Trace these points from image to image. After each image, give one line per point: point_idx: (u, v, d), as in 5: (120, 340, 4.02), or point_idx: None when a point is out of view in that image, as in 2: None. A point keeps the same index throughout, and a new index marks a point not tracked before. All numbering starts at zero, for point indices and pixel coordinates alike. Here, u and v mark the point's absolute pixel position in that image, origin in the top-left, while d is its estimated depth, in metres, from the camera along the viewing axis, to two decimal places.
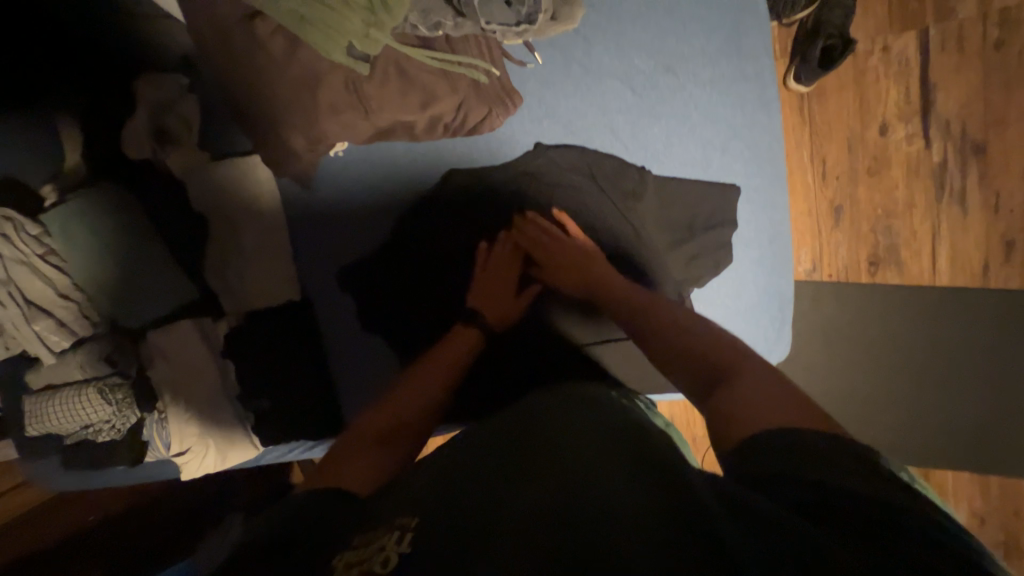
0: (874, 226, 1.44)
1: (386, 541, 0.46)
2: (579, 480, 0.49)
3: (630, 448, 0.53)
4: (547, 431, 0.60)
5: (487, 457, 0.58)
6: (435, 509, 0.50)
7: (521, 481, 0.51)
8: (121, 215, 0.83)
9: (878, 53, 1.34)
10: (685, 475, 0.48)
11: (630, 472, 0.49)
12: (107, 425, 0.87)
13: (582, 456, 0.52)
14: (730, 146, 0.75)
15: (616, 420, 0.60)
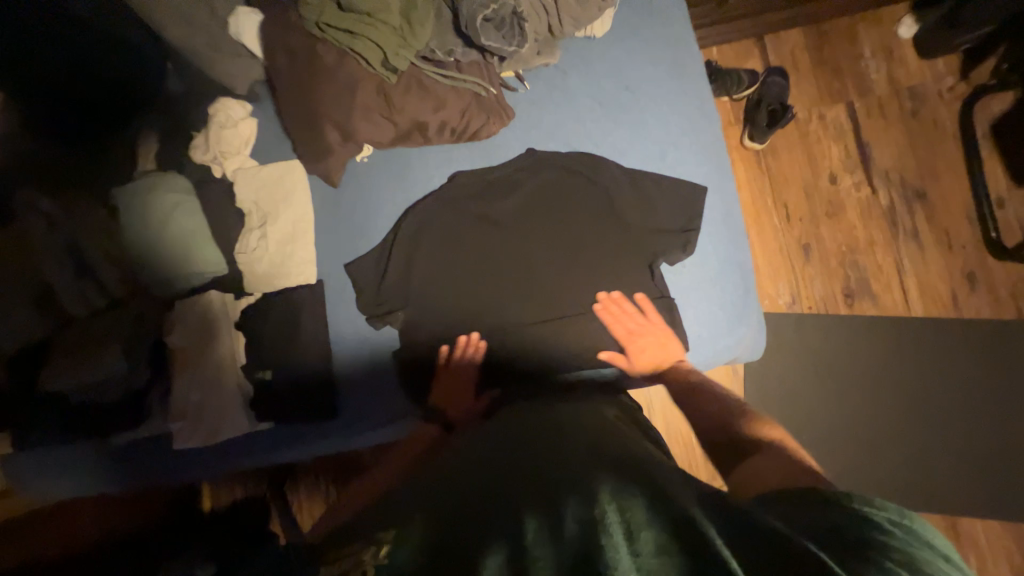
0: (842, 261, 1.57)
1: (363, 553, 0.50)
2: (551, 543, 0.49)
3: (613, 498, 0.53)
4: (538, 481, 0.61)
5: (469, 485, 0.64)
6: (406, 536, 0.53)
7: (496, 526, 0.53)
8: (176, 196, 0.98)
9: (816, 119, 1.61)
10: (659, 539, 0.47)
11: (602, 525, 0.49)
12: (116, 384, 0.92)
13: (562, 511, 0.53)
14: (681, 143, 0.92)
15: (611, 468, 0.61)
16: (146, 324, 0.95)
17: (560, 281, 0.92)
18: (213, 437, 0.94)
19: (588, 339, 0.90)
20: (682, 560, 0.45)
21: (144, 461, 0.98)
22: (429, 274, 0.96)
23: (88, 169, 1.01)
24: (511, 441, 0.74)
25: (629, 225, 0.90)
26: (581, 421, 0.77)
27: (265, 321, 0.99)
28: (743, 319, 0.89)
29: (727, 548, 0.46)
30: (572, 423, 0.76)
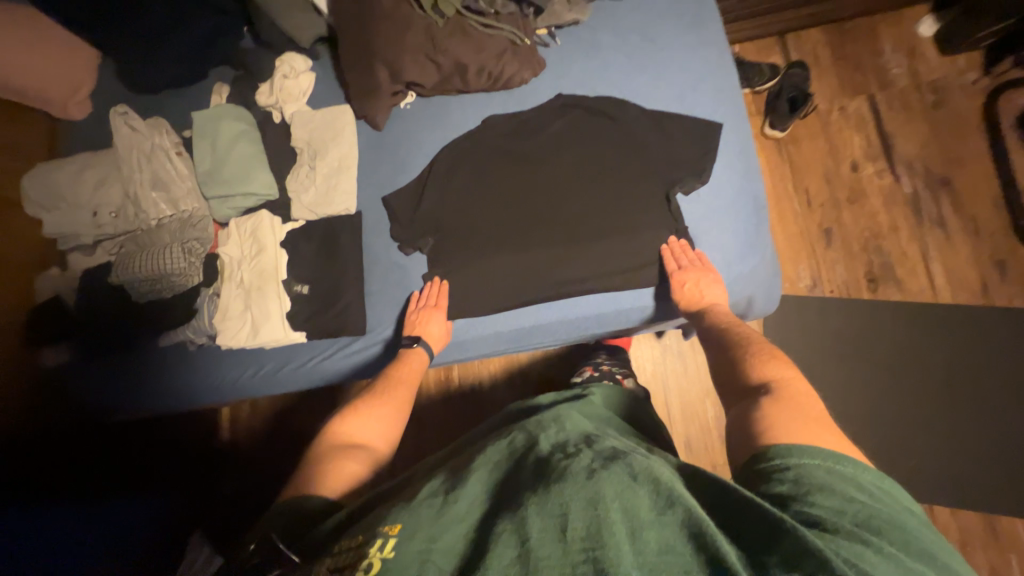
0: (865, 246, 1.57)
1: (367, 547, 0.50)
2: (555, 539, 0.48)
3: (616, 489, 0.51)
4: (539, 467, 0.59)
5: (465, 464, 0.64)
6: (412, 530, 0.52)
7: (500, 516, 0.52)
8: (241, 126, 1.12)
9: (837, 111, 1.66)
10: (664, 543, 0.47)
11: (606, 523, 0.48)
12: (172, 282, 1.03)
13: (566, 500, 0.51)
14: (700, 87, 0.98)
15: (610, 453, 0.59)
16: (202, 233, 1.05)
17: (582, 214, 0.97)
18: (254, 340, 1.02)
19: (605, 265, 0.95)
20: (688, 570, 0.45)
21: (185, 361, 1.08)
22: (457, 208, 1.03)
23: None
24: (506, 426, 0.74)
25: (648, 160, 0.96)
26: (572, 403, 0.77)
27: (308, 242, 1.08)
28: (755, 251, 0.93)
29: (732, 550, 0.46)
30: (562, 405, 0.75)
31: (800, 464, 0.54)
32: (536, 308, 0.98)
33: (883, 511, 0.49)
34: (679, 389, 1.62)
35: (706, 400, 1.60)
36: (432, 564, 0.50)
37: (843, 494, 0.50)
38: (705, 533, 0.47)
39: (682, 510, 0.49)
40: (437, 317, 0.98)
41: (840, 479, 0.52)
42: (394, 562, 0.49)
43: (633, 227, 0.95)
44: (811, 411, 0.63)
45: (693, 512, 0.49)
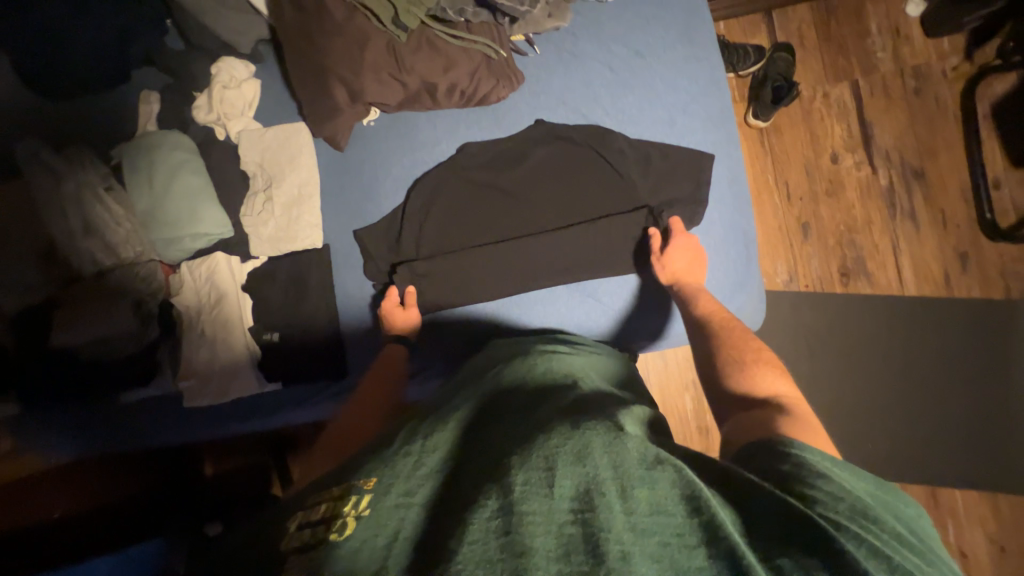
0: (840, 239, 1.59)
1: (344, 506, 0.52)
2: (542, 494, 0.47)
3: (603, 445, 0.52)
4: (524, 424, 0.60)
5: (450, 417, 0.65)
6: (389, 484, 0.53)
7: (481, 469, 0.54)
8: (181, 155, 0.98)
9: (820, 97, 1.61)
10: (653, 499, 0.47)
11: (595, 480, 0.48)
12: (123, 341, 0.93)
13: (552, 457, 0.51)
14: (689, 109, 0.92)
15: (600, 414, 0.59)
16: (153, 285, 0.96)
17: (570, 252, 0.92)
18: (222, 394, 0.97)
19: (592, 307, 0.94)
20: (676, 526, 0.45)
21: (145, 421, 0.99)
22: (435, 244, 0.96)
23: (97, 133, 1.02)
24: (490, 380, 0.76)
25: (635, 193, 0.91)
26: (551, 360, 0.78)
27: (272, 283, 0.99)
28: (744, 286, 0.91)
29: (722, 515, 0.46)
30: (541, 362, 0.78)
31: (800, 455, 0.53)
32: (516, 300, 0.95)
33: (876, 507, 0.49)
34: (660, 385, 1.64)
35: (684, 394, 1.63)
36: (411, 517, 0.51)
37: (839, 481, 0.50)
38: (694, 489, 0.47)
39: (670, 469, 0.49)
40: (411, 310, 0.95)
41: (837, 472, 0.51)
42: (369, 518, 0.50)
43: (621, 267, 0.92)
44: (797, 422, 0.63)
45: (679, 469, 0.49)
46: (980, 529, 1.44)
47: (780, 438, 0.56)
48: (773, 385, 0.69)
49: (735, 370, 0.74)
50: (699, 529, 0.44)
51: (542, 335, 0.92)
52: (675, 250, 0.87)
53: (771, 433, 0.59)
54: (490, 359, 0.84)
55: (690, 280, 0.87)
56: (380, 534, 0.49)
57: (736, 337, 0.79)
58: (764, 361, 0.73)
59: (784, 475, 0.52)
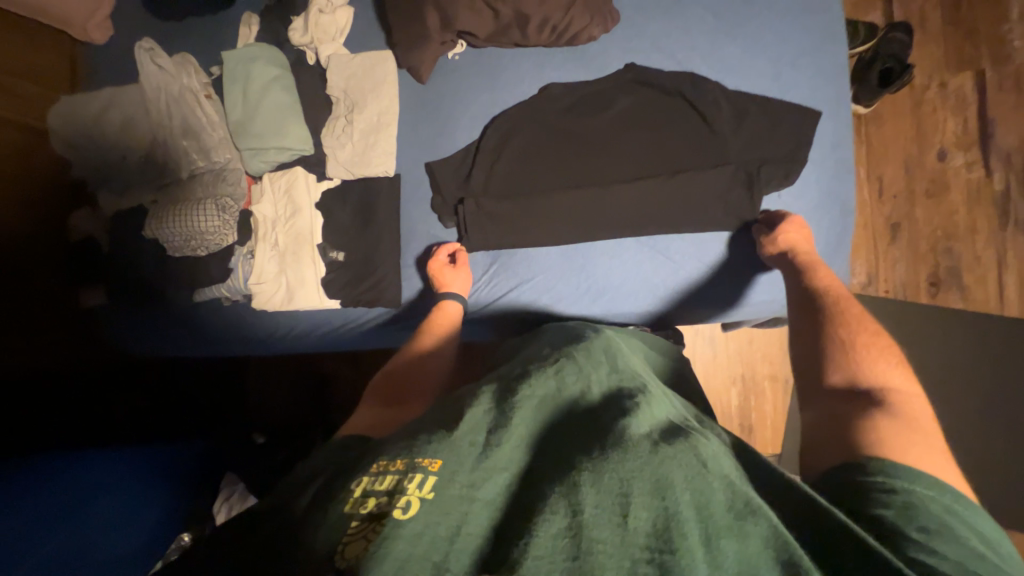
0: (934, 246, 1.44)
1: (404, 479, 0.45)
2: (614, 523, 0.42)
3: (685, 474, 0.46)
4: (591, 429, 0.52)
5: (511, 385, 0.57)
6: (455, 471, 0.46)
7: (545, 476, 0.48)
8: (275, 70, 1.02)
9: (935, 87, 1.45)
10: (740, 556, 0.41)
11: (676, 517, 0.42)
12: (204, 238, 0.98)
13: (629, 484, 0.45)
14: (797, 64, 0.86)
15: (680, 429, 0.52)
16: (237, 190, 1.00)
17: (645, 203, 0.88)
18: (290, 304, 1.01)
19: (660, 264, 0.90)
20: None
21: (214, 321, 1.05)
22: (506, 183, 0.95)
23: (203, 52, 1.09)
24: (550, 350, 0.67)
25: (723, 148, 0.85)
26: (619, 345, 0.70)
27: (344, 205, 1.02)
28: (833, 259, 0.85)
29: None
30: (610, 343, 0.69)
31: (908, 502, 0.45)
32: (585, 249, 0.92)
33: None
34: (708, 376, 1.55)
35: (730, 386, 1.54)
36: (475, 513, 0.44)
37: (951, 529, 0.43)
38: (790, 553, 0.41)
39: (764, 523, 0.43)
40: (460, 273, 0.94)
41: (958, 528, 0.44)
42: (435, 503, 0.44)
43: (699, 224, 0.87)
44: (926, 434, 0.54)
45: (774, 528, 0.43)
46: None
47: (879, 465, 0.49)
48: (887, 376, 0.63)
49: (843, 359, 0.67)
50: None
51: (592, 323, 0.83)
52: (790, 225, 0.82)
53: (864, 454, 0.52)
54: (548, 336, 0.77)
55: (799, 251, 0.81)
56: (444, 522, 0.43)
57: (848, 315, 0.71)
58: (877, 353, 0.66)
59: (884, 521, 0.44)
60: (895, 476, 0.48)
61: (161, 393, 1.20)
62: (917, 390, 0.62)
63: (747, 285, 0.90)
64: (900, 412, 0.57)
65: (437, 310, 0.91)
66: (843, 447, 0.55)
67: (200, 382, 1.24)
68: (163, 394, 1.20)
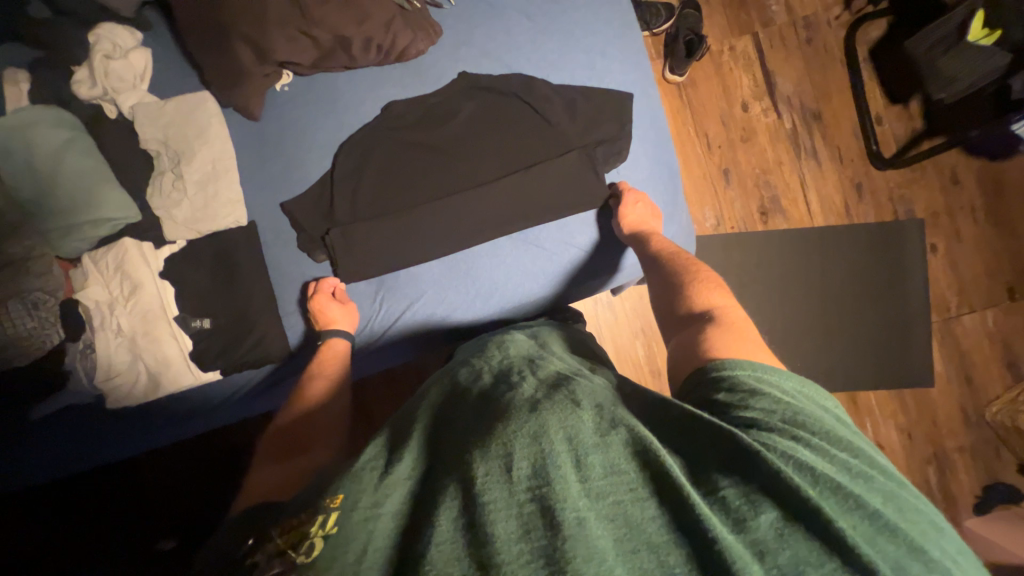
0: (756, 181, 1.72)
1: (309, 527, 0.49)
2: (499, 481, 0.47)
3: (559, 416, 0.52)
4: (480, 414, 0.57)
5: (414, 414, 0.63)
6: (355, 499, 0.49)
7: (445, 467, 0.52)
8: (65, 133, 0.88)
9: (727, 51, 1.72)
10: (608, 463, 0.48)
11: (549, 454, 0.48)
12: (16, 346, 0.81)
13: (508, 441, 0.50)
14: (607, 52, 0.97)
15: (558, 384, 0.59)
16: (44, 281, 0.83)
17: (510, 202, 0.93)
18: (157, 392, 0.89)
19: (539, 252, 0.96)
20: (632, 485, 0.47)
21: (61, 437, 0.88)
22: (373, 207, 0.93)
23: None
24: (452, 367, 0.74)
25: (563, 138, 0.93)
26: (518, 337, 0.77)
27: (196, 267, 0.92)
28: (674, 216, 1.00)
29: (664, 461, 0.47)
30: (502, 340, 0.77)
31: (732, 375, 0.59)
32: (464, 258, 0.95)
33: (801, 416, 0.53)
34: (614, 336, 1.69)
35: (635, 340, 1.70)
36: (381, 527, 0.48)
37: (757, 387, 0.57)
38: (647, 445, 0.48)
39: (623, 431, 0.50)
40: (338, 304, 0.91)
41: (764, 387, 0.57)
42: (339, 536, 0.47)
43: (564, 210, 0.94)
44: (746, 334, 0.69)
45: (634, 432, 0.50)
46: (902, 434, 1.63)
47: (712, 363, 0.62)
48: (711, 299, 0.78)
49: (686, 292, 0.81)
50: (653, 480, 0.47)
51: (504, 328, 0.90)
52: (628, 206, 0.93)
53: (704, 359, 0.65)
54: (459, 352, 0.83)
55: (648, 229, 0.92)
56: (350, 549, 0.46)
57: (679, 263, 0.87)
58: (707, 282, 0.82)
59: (718, 403, 0.57)
60: (722, 365, 0.61)
61: None
62: (732, 303, 0.78)
63: (617, 256, 1.00)
64: (726, 320, 0.72)
65: (323, 349, 0.89)
66: (689, 359, 0.68)
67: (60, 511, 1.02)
68: None
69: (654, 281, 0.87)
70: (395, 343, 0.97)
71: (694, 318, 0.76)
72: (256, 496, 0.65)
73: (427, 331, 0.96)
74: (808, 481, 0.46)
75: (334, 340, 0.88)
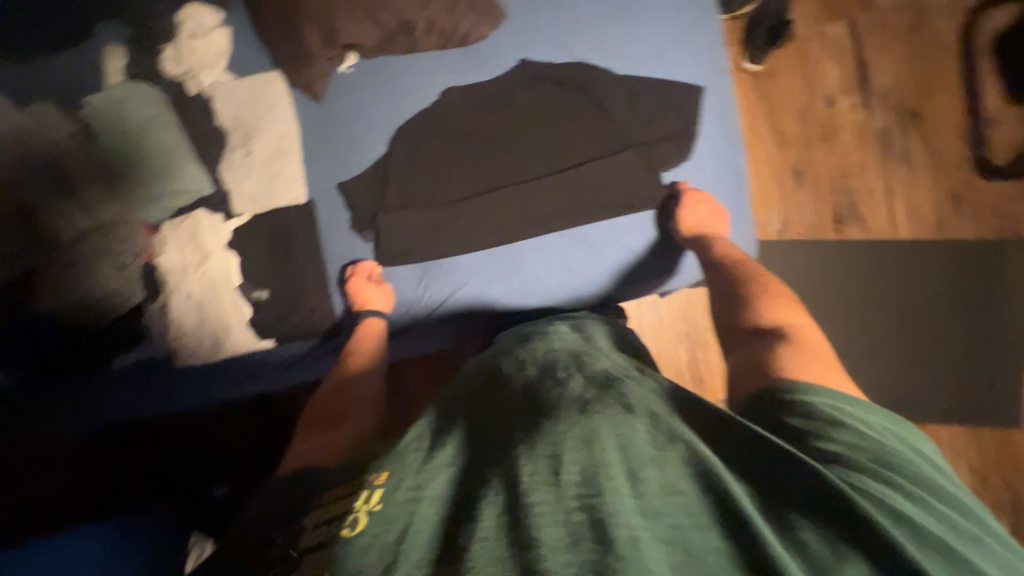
0: (834, 186, 1.56)
1: (356, 502, 0.50)
2: (547, 483, 0.46)
3: (611, 425, 0.51)
4: (525, 410, 0.57)
5: (461, 402, 0.65)
6: (401, 479, 0.51)
7: (490, 460, 0.52)
8: (152, 109, 0.95)
9: (816, 38, 1.56)
10: (663, 481, 0.47)
11: (601, 463, 0.47)
12: (110, 299, 0.93)
13: (557, 443, 0.50)
14: (680, 41, 0.91)
15: (608, 388, 0.58)
16: (134, 247, 0.93)
17: (563, 198, 0.90)
18: (219, 353, 0.97)
19: (586, 250, 0.93)
20: (690, 507, 0.45)
21: (139, 385, 0.98)
22: (424, 193, 0.93)
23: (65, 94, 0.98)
24: (497, 355, 0.74)
25: (624, 133, 0.89)
26: (563, 333, 0.76)
27: (258, 241, 0.97)
28: (737, 223, 0.93)
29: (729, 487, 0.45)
30: (549, 334, 0.76)
31: (810, 400, 0.55)
32: (511, 249, 0.93)
33: (886, 454, 0.49)
34: (656, 339, 1.63)
35: (677, 346, 1.63)
36: (424, 510, 0.48)
37: (837, 417, 0.53)
38: (708, 468, 0.47)
39: (682, 447, 0.49)
40: (374, 287, 0.94)
41: (844, 417, 0.53)
42: (383, 514, 0.48)
43: (617, 208, 0.90)
44: (822, 358, 0.64)
45: (691, 450, 0.49)
46: (977, 479, 1.46)
47: (785, 384, 0.58)
48: (782, 315, 0.73)
49: (752, 305, 0.76)
50: (713, 504, 0.45)
51: (548, 318, 0.89)
52: (687, 207, 0.87)
53: (773, 378, 0.61)
54: (500, 341, 0.84)
55: (708, 232, 0.87)
56: (390, 529, 0.47)
57: (745, 275, 0.81)
58: (778, 297, 0.76)
59: (797, 429, 0.53)
60: (798, 388, 0.57)
61: None
62: (806, 322, 0.72)
63: (669, 260, 0.94)
64: (797, 339, 0.67)
65: (362, 328, 0.93)
66: (755, 378, 0.64)
67: None
68: None
69: (717, 289, 0.82)
70: (436, 330, 0.99)
71: (761, 334, 0.71)
72: (301, 460, 0.73)
73: (469, 319, 0.97)
74: (893, 521, 0.43)
75: (370, 320, 0.91)
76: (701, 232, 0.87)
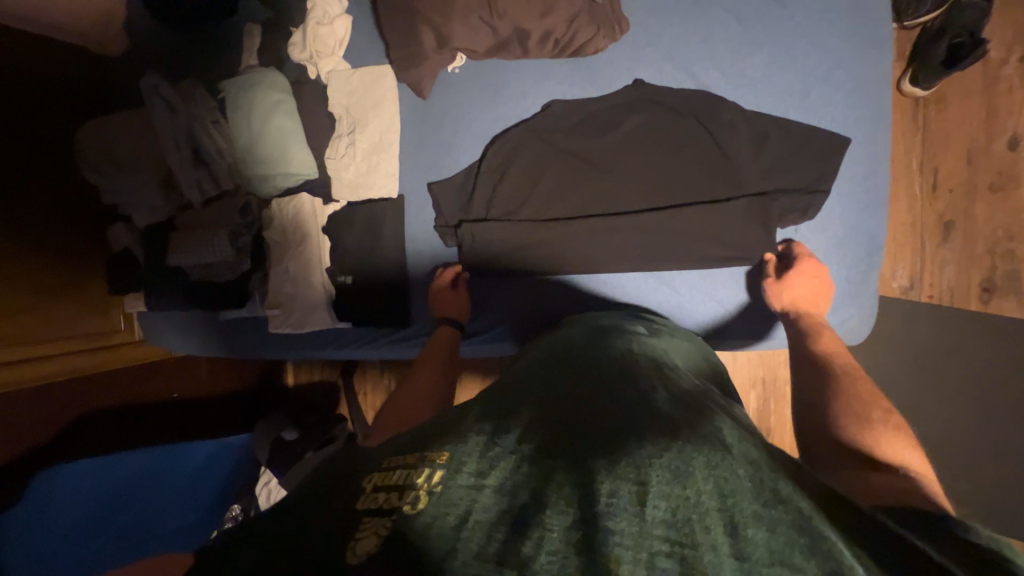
0: (992, 247, 1.29)
1: (416, 475, 0.42)
2: (630, 512, 0.36)
3: (709, 461, 0.40)
4: (603, 415, 0.48)
5: (529, 389, 0.57)
6: (461, 465, 0.42)
7: (563, 459, 0.42)
8: (277, 95, 1.00)
9: (1015, 62, 1.25)
10: (775, 548, 0.34)
11: (693, 507, 0.36)
12: (222, 264, 1.03)
13: (642, 468, 0.39)
14: (833, 75, 0.80)
15: (703, 421, 0.47)
16: (248, 218, 1.03)
17: (655, 236, 0.84)
18: (302, 326, 1.05)
19: (669, 292, 0.88)
20: None
21: (240, 336, 1.12)
22: (512, 207, 0.91)
23: (211, 68, 1.09)
24: (565, 352, 0.67)
25: (737, 174, 0.79)
26: (643, 346, 0.67)
27: (350, 228, 1.03)
28: (853, 296, 0.83)
29: None
30: (630, 343, 0.67)
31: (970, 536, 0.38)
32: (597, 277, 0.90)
33: None
34: None
35: (748, 390, 1.50)
36: (483, 499, 0.39)
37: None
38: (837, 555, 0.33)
39: (789, 511, 0.37)
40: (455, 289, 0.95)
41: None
42: (441, 496, 0.40)
43: (713, 255, 0.82)
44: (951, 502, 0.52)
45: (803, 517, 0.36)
46: None
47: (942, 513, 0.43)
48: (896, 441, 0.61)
49: (866, 422, 0.63)
50: None
51: (626, 317, 0.82)
52: (801, 273, 0.79)
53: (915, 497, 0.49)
54: (562, 335, 0.77)
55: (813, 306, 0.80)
56: (449, 513, 0.39)
57: (866, 393, 0.68)
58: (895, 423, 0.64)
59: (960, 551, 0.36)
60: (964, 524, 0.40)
61: (198, 396, 1.26)
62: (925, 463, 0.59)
63: (756, 320, 0.86)
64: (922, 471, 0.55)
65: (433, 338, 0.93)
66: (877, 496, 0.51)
67: (229, 384, 1.32)
68: (196, 404, 1.25)
69: (814, 397, 0.70)
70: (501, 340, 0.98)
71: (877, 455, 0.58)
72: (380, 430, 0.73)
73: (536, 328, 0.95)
74: None
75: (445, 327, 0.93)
76: (806, 305, 0.80)
